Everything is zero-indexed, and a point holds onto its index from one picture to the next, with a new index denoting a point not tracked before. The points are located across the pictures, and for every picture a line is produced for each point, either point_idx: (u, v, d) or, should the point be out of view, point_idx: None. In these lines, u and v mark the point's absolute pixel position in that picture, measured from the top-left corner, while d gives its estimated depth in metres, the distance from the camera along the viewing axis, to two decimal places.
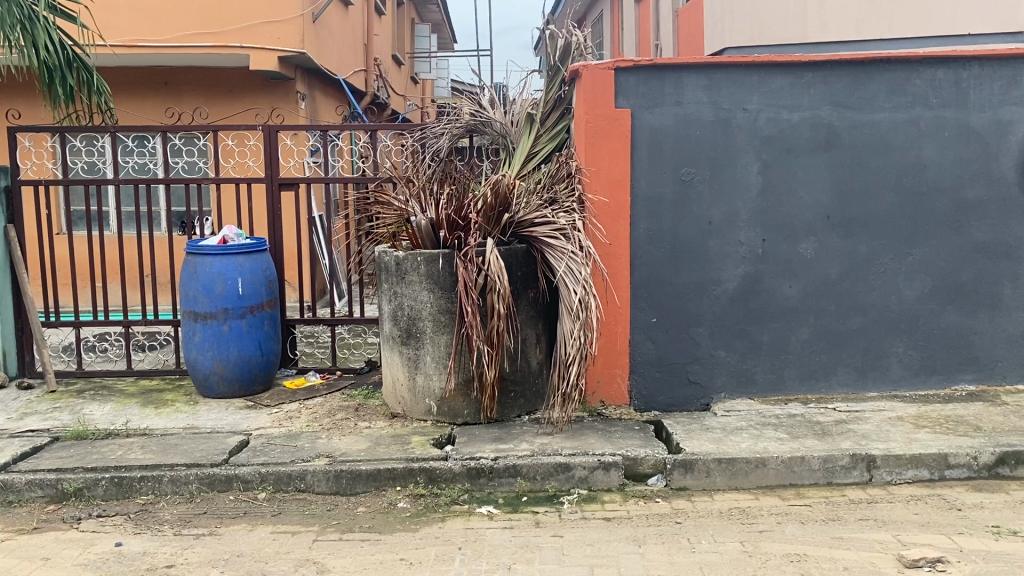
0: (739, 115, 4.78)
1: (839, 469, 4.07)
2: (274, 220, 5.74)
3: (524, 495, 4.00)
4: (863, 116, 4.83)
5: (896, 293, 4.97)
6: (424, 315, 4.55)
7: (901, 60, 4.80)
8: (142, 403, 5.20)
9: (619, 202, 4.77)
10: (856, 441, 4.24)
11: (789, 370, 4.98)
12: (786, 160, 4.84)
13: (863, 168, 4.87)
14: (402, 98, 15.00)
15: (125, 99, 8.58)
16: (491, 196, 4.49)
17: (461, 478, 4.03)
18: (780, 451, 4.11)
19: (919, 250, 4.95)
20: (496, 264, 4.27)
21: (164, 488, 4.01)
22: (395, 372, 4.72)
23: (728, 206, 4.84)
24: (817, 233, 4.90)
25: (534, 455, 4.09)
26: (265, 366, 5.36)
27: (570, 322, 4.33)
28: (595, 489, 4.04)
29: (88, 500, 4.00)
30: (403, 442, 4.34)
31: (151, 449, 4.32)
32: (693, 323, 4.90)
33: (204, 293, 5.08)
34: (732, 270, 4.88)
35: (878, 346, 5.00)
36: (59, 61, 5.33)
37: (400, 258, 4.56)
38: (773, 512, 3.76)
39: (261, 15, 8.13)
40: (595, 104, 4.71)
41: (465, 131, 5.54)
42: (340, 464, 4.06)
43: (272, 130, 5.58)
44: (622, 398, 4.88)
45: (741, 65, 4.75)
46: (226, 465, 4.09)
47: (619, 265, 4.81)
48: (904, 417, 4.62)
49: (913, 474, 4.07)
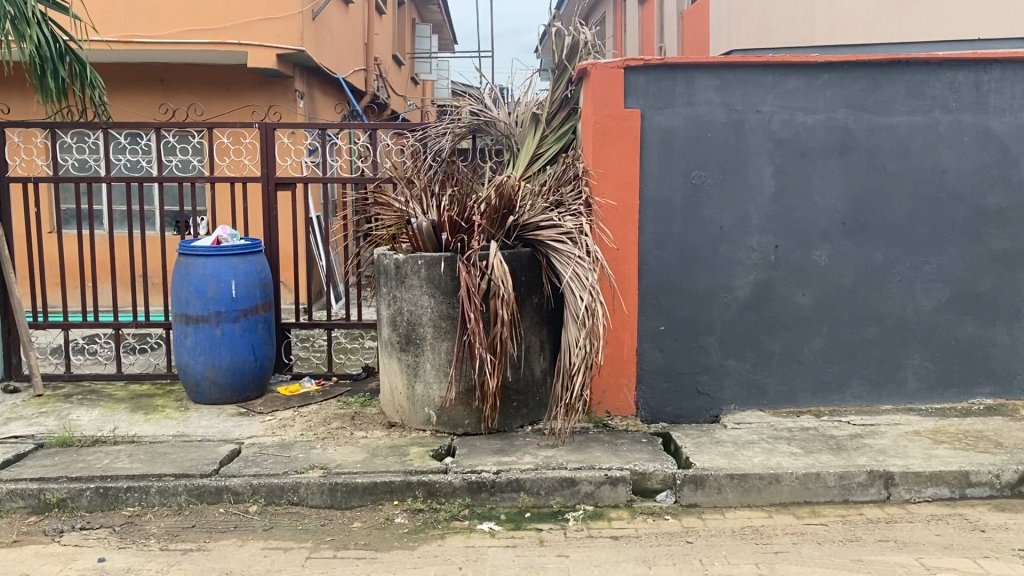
0: (752, 116, 4.62)
1: (856, 486, 3.90)
2: (270, 220, 5.58)
3: (527, 511, 3.82)
4: (880, 119, 4.68)
5: (912, 303, 4.81)
6: (425, 320, 4.38)
7: (920, 62, 4.64)
8: (131, 409, 5.02)
9: (627, 204, 4.60)
10: (873, 458, 4.07)
11: (801, 381, 4.81)
12: (801, 164, 4.68)
13: (880, 173, 4.71)
14: (401, 99, 14.75)
15: (121, 95, 8.43)
16: (495, 197, 4.31)
17: (461, 493, 3.85)
18: (794, 466, 3.94)
19: (937, 259, 4.79)
20: (499, 268, 4.10)
21: (151, 500, 3.83)
22: (393, 380, 4.56)
23: (740, 210, 4.68)
24: (832, 239, 4.74)
25: (537, 469, 3.91)
26: (259, 371, 5.19)
27: (574, 329, 4.14)
28: (601, 505, 3.86)
29: (71, 511, 3.80)
30: (400, 453, 4.17)
31: (138, 458, 4.14)
32: (703, 332, 4.73)
33: (195, 295, 4.91)
34: (743, 277, 4.72)
35: (894, 357, 4.84)
36: (49, 53, 5.13)
37: (399, 261, 4.39)
38: (787, 531, 3.59)
39: (261, 12, 7.96)
40: (604, 103, 4.55)
41: (467, 132, 5.39)
42: (335, 476, 3.89)
43: (269, 127, 5.40)
44: (629, 409, 4.71)
45: (755, 65, 4.59)
46: (216, 476, 3.91)
47: (627, 271, 4.64)
48: (921, 432, 4.46)
49: (933, 491, 3.90)
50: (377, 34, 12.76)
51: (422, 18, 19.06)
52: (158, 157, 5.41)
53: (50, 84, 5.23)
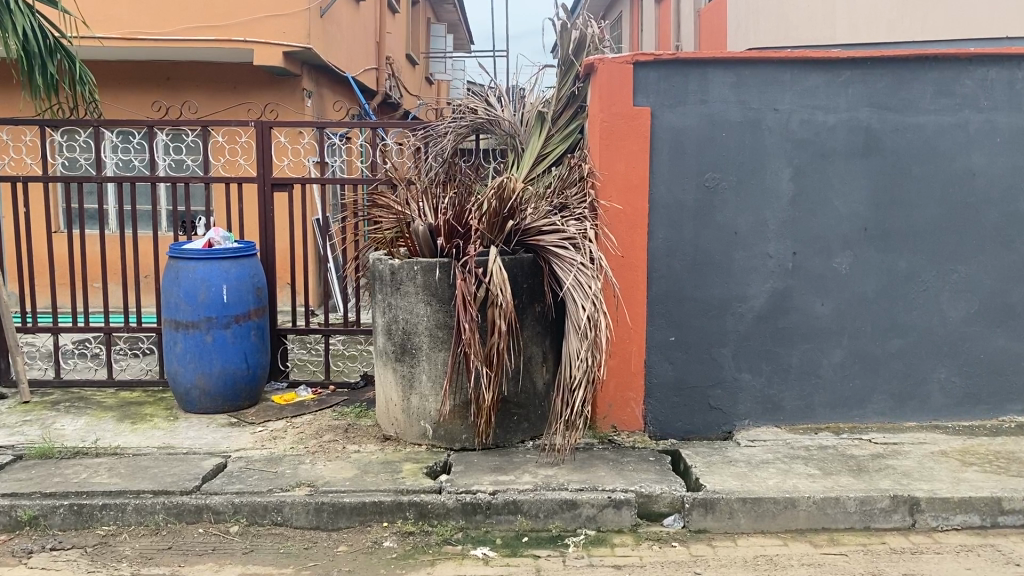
0: (770, 115, 4.36)
1: (879, 512, 3.63)
2: (266, 222, 5.36)
3: (525, 535, 3.58)
4: (906, 119, 4.40)
5: (939, 314, 4.52)
6: (421, 329, 4.16)
7: (950, 57, 4.36)
8: (119, 418, 4.84)
9: (635, 208, 4.34)
10: (897, 481, 3.79)
11: (820, 397, 4.54)
12: (820, 166, 4.41)
13: (904, 176, 4.43)
14: (415, 99, 14.59)
15: (124, 94, 8.29)
16: (495, 200, 4.07)
17: (455, 515, 3.62)
18: (812, 490, 3.67)
19: (965, 267, 4.50)
20: (498, 276, 3.87)
21: (127, 518, 3.64)
22: (389, 391, 4.33)
23: (756, 215, 4.42)
24: (853, 246, 4.46)
25: (536, 490, 3.67)
26: (252, 380, 4.99)
27: (577, 341, 3.90)
28: (604, 530, 3.62)
29: (43, 530, 3.61)
30: (392, 470, 3.95)
31: (118, 472, 3.94)
32: (716, 343, 4.47)
33: (185, 300, 4.71)
34: (759, 286, 4.45)
35: (919, 372, 4.55)
36: (37, 47, 4.94)
37: (395, 266, 4.17)
38: (804, 562, 3.33)
39: (266, 9, 7.75)
40: (611, 102, 4.29)
41: (470, 131, 5.17)
42: (321, 495, 3.67)
43: (265, 125, 5.19)
44: (636, 424, 4.45)
45: (774, 62, 4.32)
46: (197, 494, 3.71)
47: (634, 279, 4.38)
48: (948, 453, 4.17)
49: (961, 519, 3.62)
50: (390, 33, 12.59)
51: (438, 18, 18.91)
52: (151, 157, 5.19)
53: (38, 81, 5.05)
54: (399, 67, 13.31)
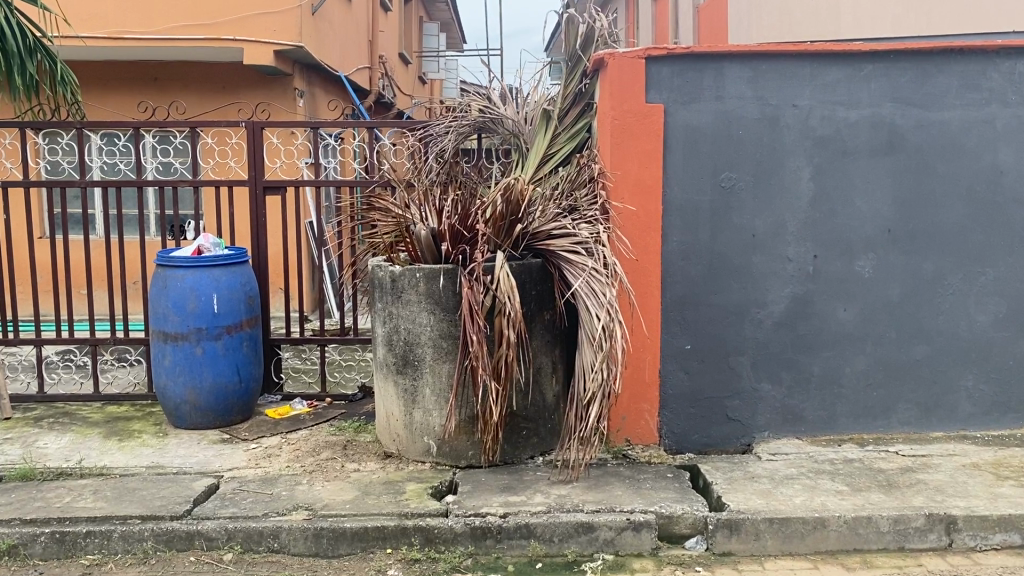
0: (789, 111, 4.14)
1: (914, 532, 3.42)
2: (258, 227, 5.12)
3: (538, 562, 3.35)
4: (931, 114, 4.19)
5: (966, 319, 4.31)
6: (424, 340, 3.93)
7: (976, 50, 4.15)
8: (105, 435, 4.59)
9: (648, 211, 4.12)
10: (931, 497, 3.58)
11: (842, 407, 4.33)
12: (842, 164, 4.19)
13: (930, 174, 4.22)
14: (409, 98, 14.37)
15: (111, 94, 8.02)
16: (502, 203, 3.84)
17: (463, 540, 3.40)
18: (842, 509, 3.46)
19: (994, 269, 4.30)
20: (506, 284, 3.65)
21: (113, 547, 3.40)
22: (390, 407, 4.10)
23: (775, 216, 4.20)
24: (876, 248, 4.25)
25: (550, 512, 3.45)
26: (245, 393, 4.74)
27: (590, 352, 3.67)
28: (622, 554, 3.39)
29: (22, 560, 3.36)
30: (396, 491, 3.71)
31: (103, 496, 3.70)
32: (734, 352, 4.25)
33: (173, 310, 4.47)
34: (778, 291, 4.24)
35: (945, 379, 4.35)
36: (16, 47, 4.69)
37: (395, 273, 3.94)
38: None
39: (256, 7, 7.51)
40: (622, 98, 4.07)
41: (472, 131, 4.93)
42: (320, 520, 3.44)
43: (257, 125, 4.93)
44: (651, 437, 4.23)
45: (793, 54, 4.11)
46: (188, 519, 3.47)
47: (648, 285, 4.16)
48: (981, 465, 3.96)
49: (1001, 538, 3.42)
50: (383, 33, 12.38)
51: (431, 17, 18.66)
52: (137, 160, 4.86)
53: (18, 82, 4.79)
54: (392, 66, 13.06)
